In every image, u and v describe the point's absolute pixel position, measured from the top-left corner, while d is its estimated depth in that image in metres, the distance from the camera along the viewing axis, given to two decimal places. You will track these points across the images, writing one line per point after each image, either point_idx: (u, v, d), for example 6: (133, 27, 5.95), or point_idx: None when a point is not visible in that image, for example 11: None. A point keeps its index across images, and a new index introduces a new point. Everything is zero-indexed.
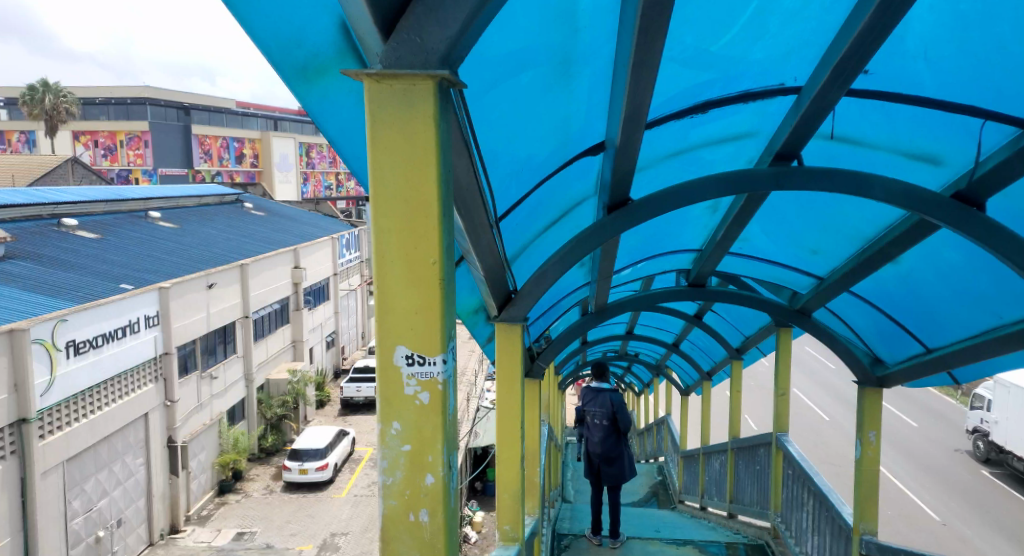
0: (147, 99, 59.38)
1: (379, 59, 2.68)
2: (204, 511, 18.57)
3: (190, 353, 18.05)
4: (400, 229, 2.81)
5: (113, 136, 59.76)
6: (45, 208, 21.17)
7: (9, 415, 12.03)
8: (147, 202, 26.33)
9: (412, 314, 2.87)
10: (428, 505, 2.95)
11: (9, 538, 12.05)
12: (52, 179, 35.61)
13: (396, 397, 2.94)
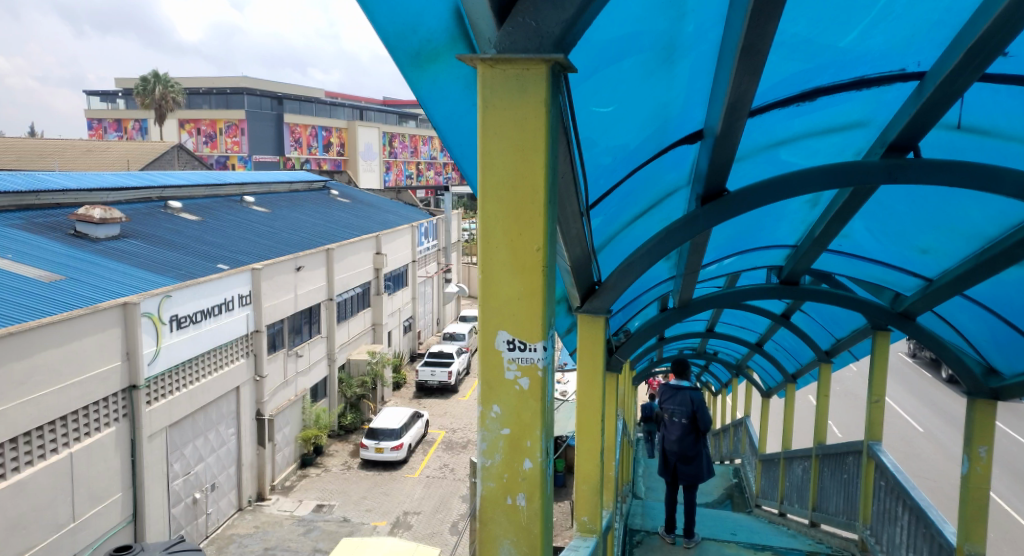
0: (245, 89, 62.05)
1: (493, 44, 3.00)
2: (287, 482, 19.57)
3: (278, 331, 19.02)
4: (506, 215, 3.16)
5: (213, 124, 62.07)
6: (154, 191, 22.63)
7: (122, 381, 13.10)
8: (243, 187, 27.72)
9: (516, 300, 3.24)
10: (525, 490, 3.34)
11: (120, 492, 13.15)
12: (158, 164, 37.84)
13: (498, 382, 3.33)
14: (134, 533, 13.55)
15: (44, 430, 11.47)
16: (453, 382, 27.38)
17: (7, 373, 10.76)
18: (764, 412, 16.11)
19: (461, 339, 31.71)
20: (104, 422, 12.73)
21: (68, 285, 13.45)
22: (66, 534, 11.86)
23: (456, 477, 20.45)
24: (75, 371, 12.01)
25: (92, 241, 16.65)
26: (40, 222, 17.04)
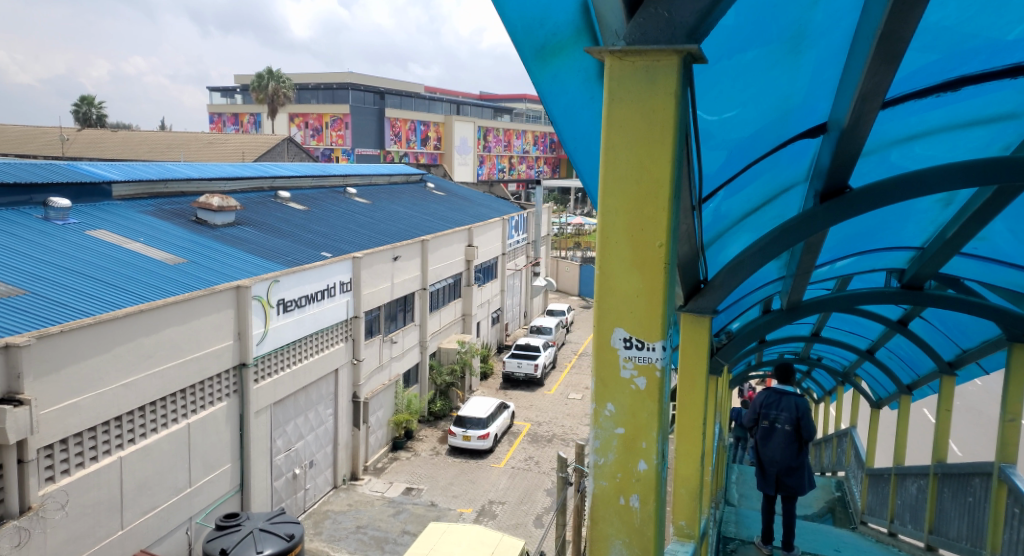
0: (350, 84, 64.30)
1: (622, 37, 3.41)
2: (378, 464, 20.28)
3: (375, 318, 19.73)
4: (630, 209, 3.56)
5: (321, 118, 64.48)
6: (266, 181, 23.88)
7: (233, 359, 13.92)
8: (346, 179, 28.84)
9: (635, 297, 3.65)
10: (638, 490, 3.79)
11: (229, 463, 14.02)
12: (270, 156, 39.86)
13: (614, 380, 3.78)
14: (240, 502, 14.44)
15: (166, 401, 12.41)
16: (539, 375, 27.56)
17: (132, 348, 11.64)
18: (872, 424, 15.39)
19: (549, 334, 31.89)
20: (214, 397, 13.57)
21: (189, 268, 14.44)
22: (183, 498, 12.81)
23: (540, 470, 20.61)
24: (193, 347, 12.91)
25: (210, 228, 17.73)
26: (167, 210, 18.31)
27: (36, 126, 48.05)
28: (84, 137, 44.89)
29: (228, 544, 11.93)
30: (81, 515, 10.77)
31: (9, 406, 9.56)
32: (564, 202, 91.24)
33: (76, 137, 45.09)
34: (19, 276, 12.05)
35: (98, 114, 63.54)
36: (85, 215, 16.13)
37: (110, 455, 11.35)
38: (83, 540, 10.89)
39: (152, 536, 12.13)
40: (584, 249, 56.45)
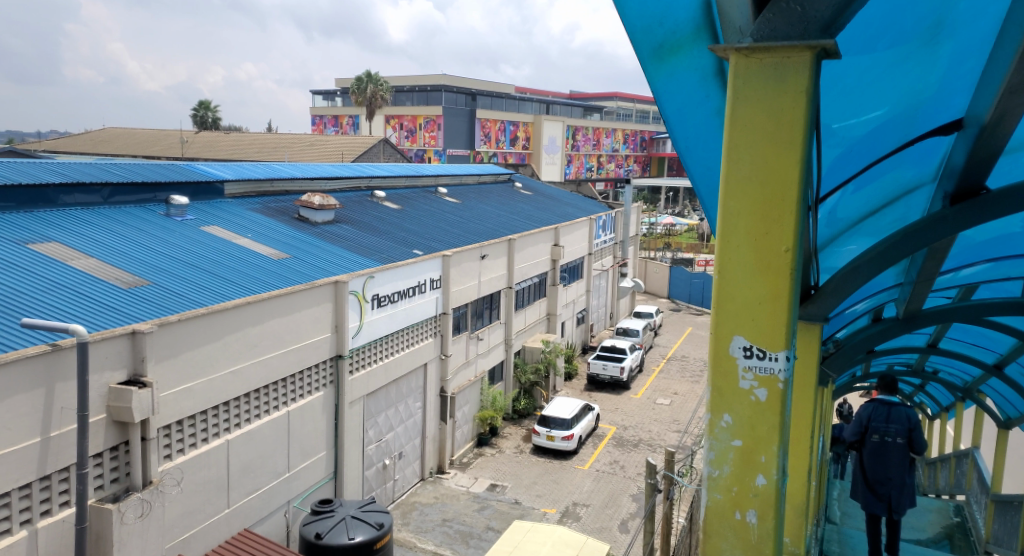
0: (443, 86, 65.59)
1: (748, 34, 3.87)
2: (464, 459, 20.63)
3: (462, 315, 20.12)
4: (755, 211, 4.04)
5: (414, 120, 65.95)
6: (363, 181, 24.74)
7: (330, 350, 14.48)
8: (438, 179, 29.49)
9: (759, 302, 4.11)
10: (755, 505, 4.32)
11: (324, 451, 14.59)
12: (367, 158, 41.24)
13: (734, 393, 4.30)
14: (333, 489, 15.02)
15: (268, 389, 13.07)
16: (625, 377, 27.30)
17: (240, 337, 12.32)
18: (1000, 447, 14.11)
19: (635, 336, 31.52)
20: (311, 388, 14.15)
21: (291, 263, 15.15)
22: (283, 482, 13.48)
23: (626, 474, 20.37)
24: (295, 338, 13.53)
25: (311, 225, 18.51)
26: (273, 207, 19.25)
27: (159, 131, 51.52)
28: (201, 139, 47.88)
29: (322, 528, 12.47)
30: (192, 492, 11.49)
31: (134, 387, 10.28)
32: (654, 201, 89.86)
33: (193, 138, 48.10)
34: (143, 266, 13.08)
35: (214, 117, 67.11)
36: (201, 212, 17.21)
37: (217, 438, 12.04)
38: (194, 516, 11.61)
39: (254, 516, 12.83)
40: (674, 250, 55.43)
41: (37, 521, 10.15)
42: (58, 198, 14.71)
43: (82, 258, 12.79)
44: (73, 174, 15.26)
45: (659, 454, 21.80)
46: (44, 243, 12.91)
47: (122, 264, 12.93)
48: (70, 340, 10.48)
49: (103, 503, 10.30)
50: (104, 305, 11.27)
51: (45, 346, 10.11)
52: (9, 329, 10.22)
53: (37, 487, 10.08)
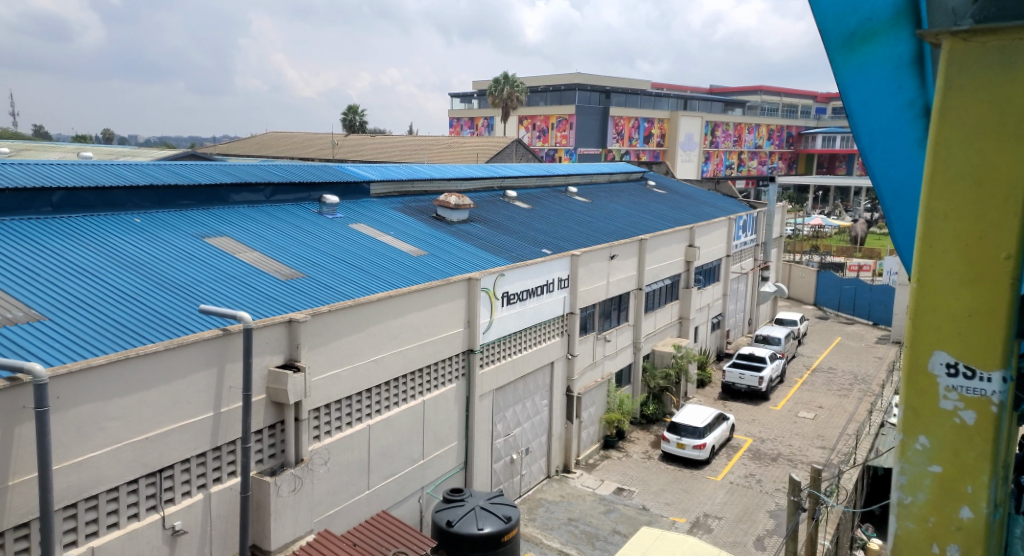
0: (577, 86, 66.12)
1: (970, 19, 4.04)
2: (591, 460, 20.60)
3: (590, 315, 20.09)
4: (967, 215, 4.12)
5: (547, 119, 66.44)
6: (496, 181, 25.27)
7: (462, 344, 14.96)
8: (569, 178, 29.60)
9: (968, 315, 4.20)
10: (951, 534, 4.44)
11: (456, 441, 15.09)
12: (500, 158, 42.12)
13: (933, 418, 4.39)
14: (464, 479, 15.47)
15: (405, 378, 13.68)
16: (763, 388, 26.14)
17: (382, 329, 12.97)
18: None
19: (774, 344, 30.14)
20: (444, 379, 14.65)
21: (429, 260, 15.77)
22: (417, 468, 14.07)
23: (763, 489, 19.51)
24: (431, 331, 14.09)
25: (447, 224, 19.14)
26: (413, 207, 20.06)
27: (312, 135, 55.08)
28: (349, 142, 50.74)
29: (453, 516, 12.93)
30: (336, 473, 12.28)
31: (290, 371, 11.16)
32: (799, 201, 85.50)
33: (342, 141, 51.14)
34: (298, 260, 14.09)
35: (361, 121, 70.90)
36: (350, 210, 18.28)
37: (360, 423, 12.77)
38: (338, 494, 12.42)
39: (391, 499, 13.52)
40: (820, 252, 52.40)
41: (210, 486, 11.26)
42: (229, 196, 16.18)
43: (248, 250, 13.99)
44: (242, 174, 16.70)
45: (798, 470, 20.68)
46: (218, 237, 14.24)
47: (282, 257, 14.00)
48: (238, 326, 11.46)
49: (263, 475, 11.37)
50: (266, 295, 12.26)
51: (218, 330, 11.13)
52: (189, 314, 11.40)
53: (210, 456, 11.16)
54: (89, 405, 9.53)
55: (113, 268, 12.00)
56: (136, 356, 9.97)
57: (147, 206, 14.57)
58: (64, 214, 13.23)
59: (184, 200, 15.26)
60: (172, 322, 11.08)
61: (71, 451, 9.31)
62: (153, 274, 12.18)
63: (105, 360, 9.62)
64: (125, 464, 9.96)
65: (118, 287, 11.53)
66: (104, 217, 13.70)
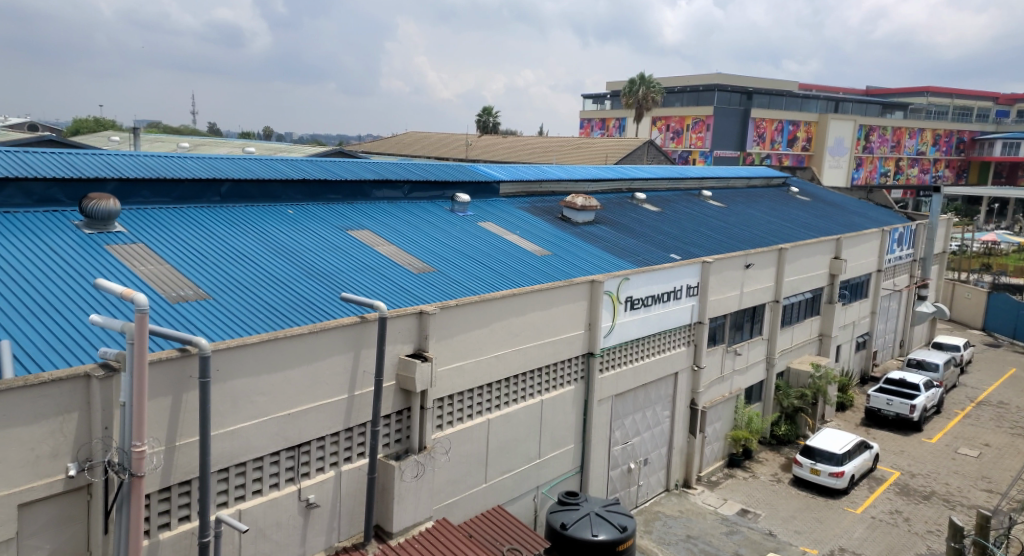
0: (716, 86, 67.36)
1: None
2: (713, 478, 19.69)
3: (720, 325, 19.21)
4: None
5: (682, 121, 68.68)
6: (625, 183, 24.92)
7: (583, 347, 14.84)
8: (703, 181, 28.59)
9: None
10: None
11: (572, 444, 15.02)
12: (632, 159, 41.88)
13: None
14: (579, 482, 15.37)
15: (525, 376, 13.79)
16: (915, 417, 23.88)
17: (505, 326, 13.16)
18: None
19: (930, 370, 27.47)
20: (563, 381, 14.63)
21: (553, 260, 15.83)
22: (534, 467, 14.14)
23: (911, 529, 17.79)
24: (552, 331, 14.12)
25: (573, 225, 19.08)
26: (539, 207, 20.23)
27: (447, 136, 56.93)
28: (483, 142, 52.08)
29: (567, 519, 12.86)
30: (455, 464, 12.60)
31: (418, 360, 11.56)
32: (971, 215, 78.08)
33: (477, 141, 52.61)
34: (431, 255, 14.58)
35: (495, 122, 72.08)
36: (481, 209, 18.70)
37: (480, 416, 13.02)
38: (458, 484, 12.76)
39: (507, 494, 13.72)
40: (991, 271, 47.59)
41: (341, 465, 11.86)
42: (371, 192, 17.10)
43: (385, 244, 14.70)
44: (384, 171, 17.59)
45: (956, 513, 18.67)
46: (359, 229, 15.13)
47: (416, 252, 14.57)
48: (374, 315, 12.03)
49: (389, 458, 11.89)
50: (399, 287, 12.79)
51: (356, 318, 11.71)
52: (330, 301, 12.12)
53: (342, 436, 11.75)
54: (242, 379, 10.35)
55: (268, 255, 13.04)
56: (283, 338, 10.71)
57: (299, 199, 15.76)
58: (230, 204, 14.60)
59: (331, 194, 16.33)
60: (315, 308, 11.82)
61: (226, 420, 10.18)
62: (301, 262, 13.10)
63: (257, 339, 10.41)
64: (270, 436, 10.74)
65: (270, 272, 12.50)
66: (262, 207, 14.97)
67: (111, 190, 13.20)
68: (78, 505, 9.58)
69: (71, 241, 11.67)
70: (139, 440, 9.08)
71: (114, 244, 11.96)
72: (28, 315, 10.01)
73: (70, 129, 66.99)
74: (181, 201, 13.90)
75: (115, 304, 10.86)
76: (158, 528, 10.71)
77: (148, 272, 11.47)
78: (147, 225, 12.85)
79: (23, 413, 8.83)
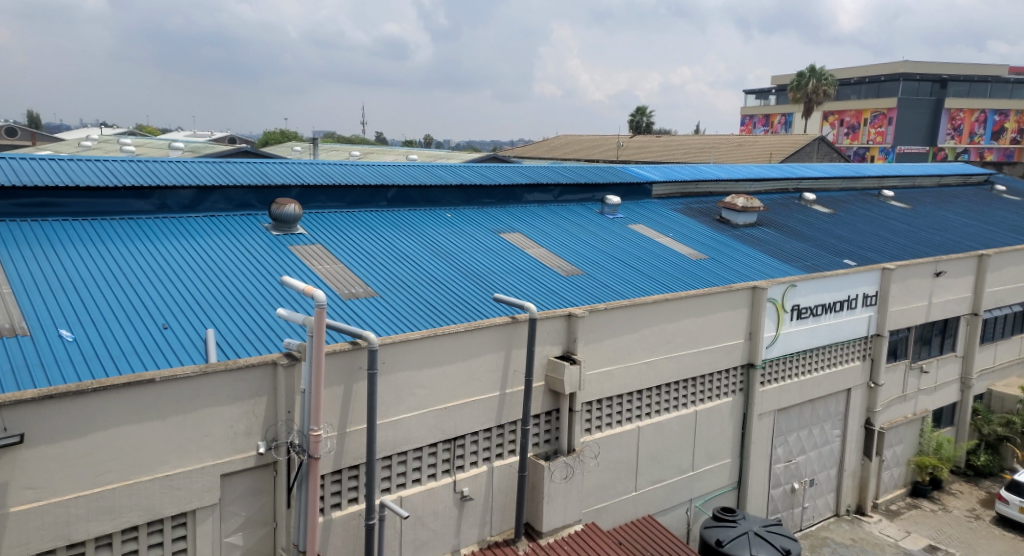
0: (901, 75, 67.67)
1: None
2: (893, 507, 17.78)
3: (902, 339, 17.31)
4: None
5: (859, 115, 71.68)
6: (792, 182, 23.31)
7: (742, 358, 14.08)
8: (884, 180, 26.00)
9: None
10: None
11: (729, 458, 14.32)
12: (799, 156, 39.73)
13: None
14: (736, 499, 14.61)
15: (678, 385, 13.35)
16: None
17: (657, 331, 12.81)
18: None
19: None
20: (720, 391, 13.98)
21: (708, 265, 15.21)
22: (686, 479, 13.67)
23: None
24: (707, 339, 13.54)
25: (732, 228, 18.15)
26: (696, 208, 19.52)
27: (601, 137, 57.13)
28: (634, 142, 51.54)
29: (724, 536, 12.30)
30: (604, 470, 12.49)
31: (567, 363, 11.57)
32: None
33: (626, 142, 51.92)
34: (581, 259, 14.57)
35: (648, 122, 70.48)
36: (632, 211, 18.38)
37: (629, 423, 12.80)
38: (606, 490, 12.64)
39: (658, 505, 13.38)
40: None
41: (494, 461, 12.13)
42: (523, 195, 17.43)
43: (536, 246, 14.91)
44: (536, 175, 17.85)
45: None
46: (511, 231, 15.54)
47: (565, 255, 14.65)
48: (526, 315, 12.22)
49: (539, 458, 12.04)
50: (548, 289, 12.95)
51: (508, 318, 11.95)
52: (483, 301, 12.53)
53: (495, 433, 12.01)
54: (406, 372, 10.91)
55: (429, 256, 13.74)
56: (442, 334, 11.13)
57: (456, 203, 16.45)
58: (396, 208, 15.64)
59: (487, 198, 16.89)
60: (470, 308, 12.26)
61: (391, 410, 10.77)
62: (459, 264, 13.64)
63: (418, 335, 10.91)
64: (429, 428, 11.22)
65: (429, 272, 13.17)
66: (424, 211, 15.84)
67: (295, 195, 14.60)
68: (265, 479, 10.60)
69: (265, 243, 13.07)
70: (316, 424, 9.90)
71: (298, 245, 13.23)
72: (227, 307, 11.31)
73: (262, 141, 74.63)
74: (353, 206, 15.18)
75: (299, 300, 11.97)
76: (330, 507, 11.40)
77: (326, 271, 12.55)
78: (325, 228, 14.09)
79: (225, 393, 9.91)
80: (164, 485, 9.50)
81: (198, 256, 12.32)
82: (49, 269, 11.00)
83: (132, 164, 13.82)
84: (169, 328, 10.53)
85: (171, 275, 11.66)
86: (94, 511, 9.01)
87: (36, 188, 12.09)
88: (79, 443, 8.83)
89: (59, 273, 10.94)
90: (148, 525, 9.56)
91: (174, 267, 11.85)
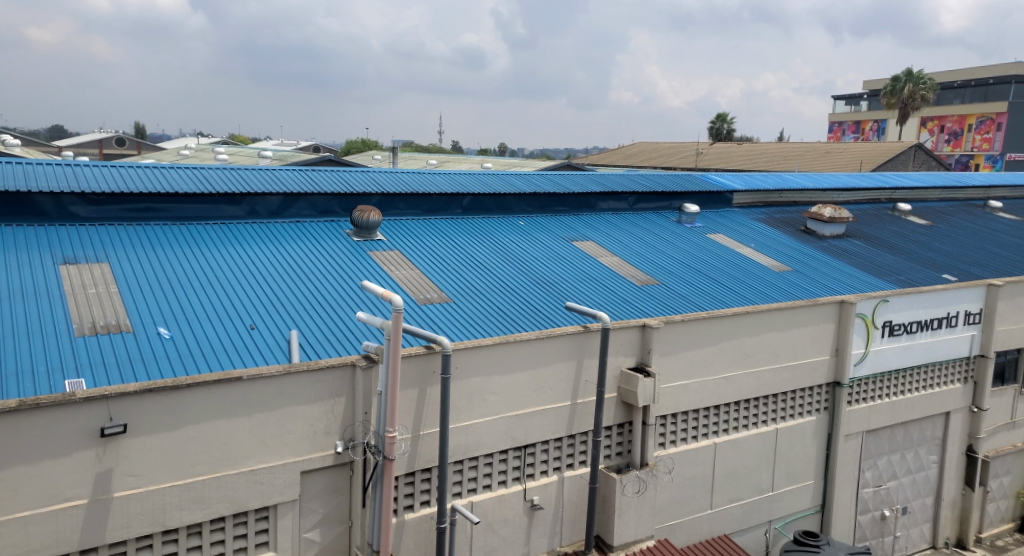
0: (1013, 78, 62.92)
1: None
2: (999, 542, 16.41)
3: (1011, 361, 16.02)
4: None
5: (962, 120, 68.13)
6: (884, 192, 22.08)
7: (827, 375, 13.40)
8: (990, 190, 24.23)
9: None
10: None
11: (813, 480, 13.64)
12: (892, 164, 37.77)
13: None
14: (820, 523, 13.90)
15: (758, 401, 12.84)
16: None
17: (735, 345, 12.36)
18: None
19: None
20: (804, 409, 13.37)
21: (790, 277, 14.56)
22: (766, 499, 13.13)
23: None
24: (789, 355, 12.97)
25: (819, 239, 17.33)
26: (779, 218, 18.79)
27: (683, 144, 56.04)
28: (715, 150, 50.42)
29: None
30: (677, 485, 12.14)
31: (640, 375, 11.31)
32: None
33: (708, 150, 50.68)
34: (655, 268, 14.26)
35: (729, 128, 68.89)
36: (711, 221, 17.87)
37: (705, 439, 12.41)
38: (679, 506, 12.28)
39: (735, 525, 12.90)
40: None
41: (564, 471, 12.01)
42: (597, 203, 17.24)
43: (609, 255, 14.70)
44: (611, 183, 17.64)
45: None
46: (584, 239, 15.41)
47: (640, 264, 14.38)
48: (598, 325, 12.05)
49: (610, 470, 11.83)
50: (620, 299, 12.75)
51: (580, 327, 11.83)
52: (555, 310, 12.46)
53: (566, 442, 11.88)
54: (478, 378, 10.97)
55: (505, 263, 13.78)
56: (514, 342, 11.10)
57: (530, 211, 16.48)
58: (471, 215, 15.82)
59: (561, 206, 16.83)
60: (543, 316, 12.22)
61: (464, 415, 10.83)
62: (534, 272, 13.62)
63: (490, 342, 10.94)
64: (500, 434, 11.20)
65: (503, 279, 13.20)
66: (498, 219, 15.95)
67: (375, 202, 14.97)
68: (342, 478, 10.88)
69: (346, 249, 13.46)
70: (390, 427, 10.09)
71: (378, 251, 13.56)
72: (309, 310, 11.70)
73: (347, 149, 77.13)
74: (430, 213, 15.44)
75: (377, 304, 12.25)
76: (403, 508, 11.37)
77: (404, 276, 12.80)
78: (404, 236, 14.37)
79: (306, 393, 10.23)
80: (249, 479, 9.90)
81: (284, 260, 12.81)
82: (150, 270, 11.72)
83: (226, 171, 14.55)
84: (255, 329, 10.98)
85: (259, 278, 12.18)
86: (186, 501, 9.47)
87: (141, 194, 12.92)
88: (174, 435, 9.31)
89: (158, 275, 11.62)
90: (234, 516, 9.97)
91: (261, 271, 12.37)
